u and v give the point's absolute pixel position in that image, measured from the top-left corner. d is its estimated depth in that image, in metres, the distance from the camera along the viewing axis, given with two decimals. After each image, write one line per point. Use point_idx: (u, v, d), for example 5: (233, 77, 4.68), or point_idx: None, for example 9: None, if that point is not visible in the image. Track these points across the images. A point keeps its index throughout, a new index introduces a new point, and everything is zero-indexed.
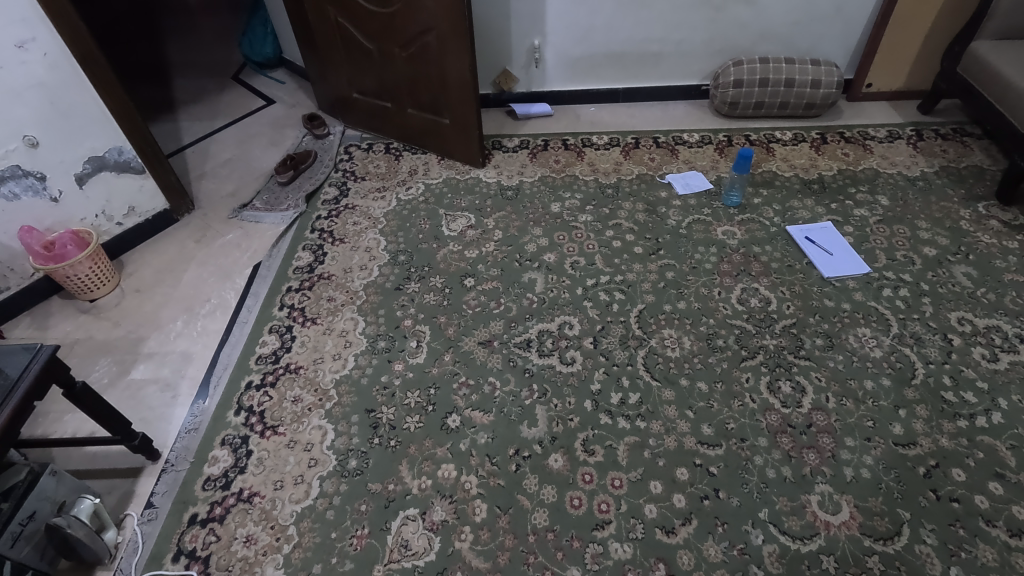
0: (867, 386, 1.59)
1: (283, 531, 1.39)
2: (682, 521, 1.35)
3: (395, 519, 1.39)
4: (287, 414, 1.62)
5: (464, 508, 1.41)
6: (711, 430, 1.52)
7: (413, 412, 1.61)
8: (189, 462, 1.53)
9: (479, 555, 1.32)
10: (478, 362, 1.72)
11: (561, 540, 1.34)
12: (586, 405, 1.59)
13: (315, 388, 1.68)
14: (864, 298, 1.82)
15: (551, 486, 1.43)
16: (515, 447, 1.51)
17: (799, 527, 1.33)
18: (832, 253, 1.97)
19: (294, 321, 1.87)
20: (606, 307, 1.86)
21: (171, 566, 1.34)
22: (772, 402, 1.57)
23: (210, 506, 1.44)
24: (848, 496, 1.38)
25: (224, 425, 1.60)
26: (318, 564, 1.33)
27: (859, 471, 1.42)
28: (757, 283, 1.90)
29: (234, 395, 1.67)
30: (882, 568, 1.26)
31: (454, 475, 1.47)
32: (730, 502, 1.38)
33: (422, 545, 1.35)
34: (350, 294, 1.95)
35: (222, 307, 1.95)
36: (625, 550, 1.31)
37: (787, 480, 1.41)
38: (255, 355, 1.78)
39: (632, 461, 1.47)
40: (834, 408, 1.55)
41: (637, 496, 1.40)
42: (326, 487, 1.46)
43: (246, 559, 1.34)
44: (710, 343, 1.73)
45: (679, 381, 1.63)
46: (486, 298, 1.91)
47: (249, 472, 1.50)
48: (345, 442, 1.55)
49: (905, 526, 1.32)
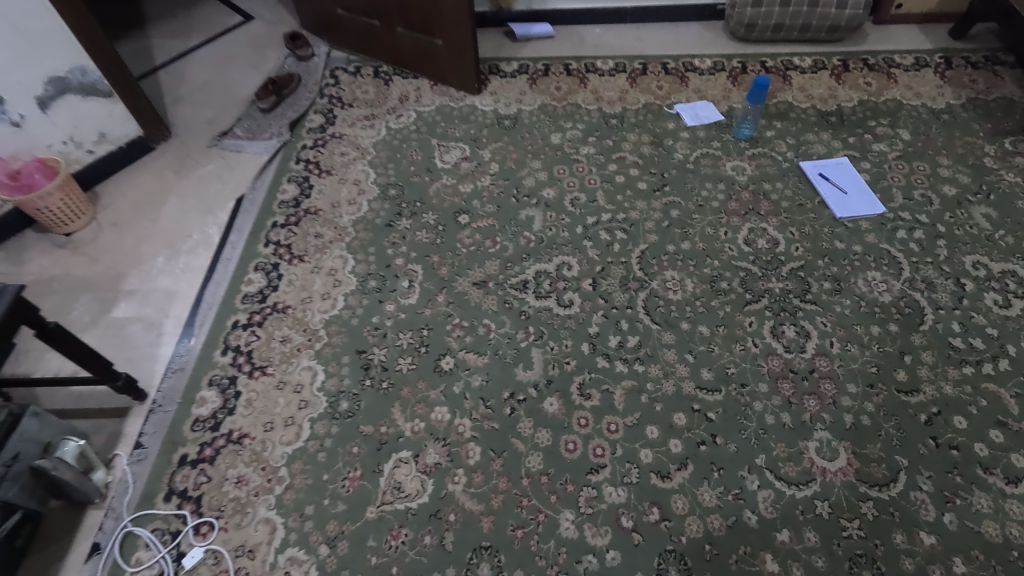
0: (874, 331, 1.54)
1: (275, 472, 1.37)
2: (678, 466, 1.34)
3: (388, 461, 1.37)
4: (276, 354, 1.58)
5: (457, 451, 1.39)
6: (710, 374, 1.48)
7: (405, 353, 1.56)
8: (177, 402, 1.49)
9: (473, 498, 1.31)
10: (471, 304, 1.66)
11: (555, 483, 1.33)
12: (584, 348, 1.55)
13: (304, 329, 1.62)
14: (877, 240, 1.74)
15: (546, 430, 1.41)
16: (510, 390, 1.48)
17: (796, 473, 1.32)
18: (847, 191, 1.86)
19: (280, 259, 1.79)
20: (606, 247, 1.78)
21: (163, 506, 1.33)
22: (775, 347, 1.53)
23: (200, 447, 1.41)
24: (847, 443, 1.36)
25: (211, 365, 1.56)
26: (311, 505, 1.32)
27: (859, 417, 1.40)
28: (766, 223, 1.81)
29: (220, 335, 1.62)
30: (876, 514, 1.26)
31: (448, 419, 1.44)
32: (727, 448, 1.36)
33: (416, 487, 1.34)
34: (339, 231, 1.86)
35: (204, 243, 1.85)
36: (620, 495, 1.30)
37: (786, 426, 1.39)
38: (241, 294, 1.70)
39: (629, 406, 1.44)
40: (838, 352, 1.51)
41: (634, 441, 1.38)
42: (318, 429, 1.43)
43: (238, 499, 1.33)
44: (713, 286, 1.66)
45: (680, 325, 1.58)
46: (481, 237, 1.82)
47: (238, 413, 1.47)
48: (336, 384, 1.51)
49: (902, 474, 1.31)
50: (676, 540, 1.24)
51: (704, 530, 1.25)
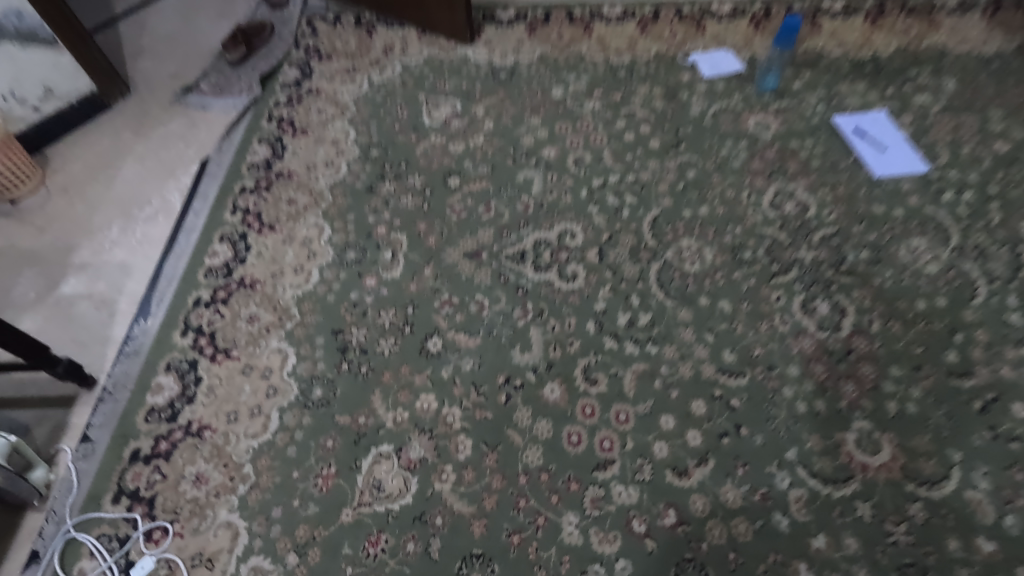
0: (919, 306, 1.36)
1: (238, 469, 1.20)
2: (697, 461, 1.17)
3: (367, 457, 1.21)
4: (242, 335, 1.40)
5: (446, 444, 1.22)
6: (733, 356, 1.30)
7: (387, 333, 1.38)
8: (129, 390, 1.32)
9: (463, 498, 1.15)
10: (462, 277, 1.47)
11: (557, 482, 1.16)
12: (589, 327, 1.37)
13: (274, 306, 1.44)
14: (921, 203, 1.54)
15: (546, 420, 1.24)
16: (506, 375, 1.31)
17: (833, 469, 1.15)
18: (885, 148, 1.65)
19: (249, 228, 1.59)
20: (614, 212, 1.58)
21: (110, 508, 1.17)
22: (806, 325, 1.34)
23: (155, 441, 1.24)
24: (890, 435, 1.19)
25: (169, 348, 1.38)
26: (278, 507, 1.16)
27: (904, 405, 1.22)
28: (793, 184, 1.60)
29: (180, 314, 1.43)
30: (926, 517, 1.09)
31: (435, 407, 1.27)
32: (753, 441, 1.19)
33: (398, 486, 1.17)
34: (314, 196, 1.66)
35: (165, 210, 1.65)
36: (631, 495, 1.14)
37: (820, 415, 1.22)
38: (204, 267, 1.52)
39: (641, 392, 1.26)
40: (878, 330, 1.32)
41: (646, 433, 1.21)
42: (288, 420, 1.26)
43: (196, 501, 1.17)
44: (736, 256, 1.47)
45: (698, 300, 1.39)
46: (473, 202, 1.62)
47: (199, 402, 1.30)
48: (309, 368, 1.34)
49: (956, 470, 1.14)
50: (695, 547, 1.08)
51: (727, 536, 1.09)
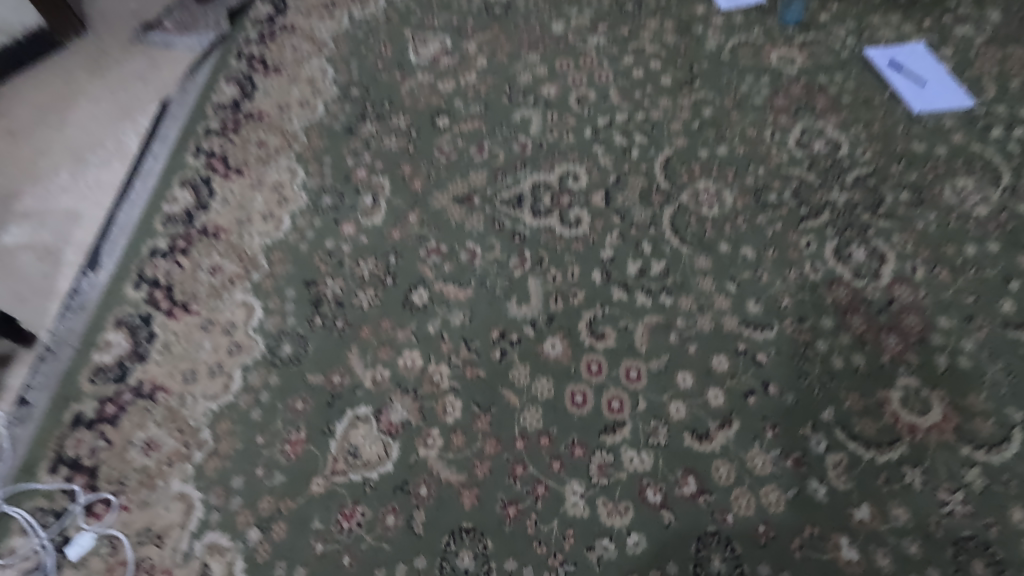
0: (968, 252, 1.20)
1: (195, 434, 1.05)
2: (719, 423, 1.02)
3: (342, 420, 1.05)
4: (203, 287, 1.23)
5: (432, 406, 1.07)
6: (759, 307, 1.15)
7: (366, 285, 1.22)
8: (74, 348, 1.16)
9: (451, 466, 1.00)
10: (451, 223, 1.31)
11: (559, 446, 1.01)
12: (595, 277, 1.21)
13: (240, 256, 1.28)
14: (965, 141, 1.37)
15: (547, 378, 1.09)
16: (500, 329, 1.15)
17: (875, 431, 1.00)
18: (924, 82, 1.48)
19: (213, 172, 1.42)
20: (622, 153, 1.41)
21: (47, 478, 1.02)
22: (841, 273, 1.18)
23: (100, 404, 1.09)
24: (940, 393, 1.04)
25: (120, 302, 1.22)
26: (240, 477, 1.00)
27: (955, 360, 1.07)
28: (822, 122, 1.43)
29: (134, 265, 1.27)
30: (985, 484, 0.95)
31: (420, 365, 1.11)
32: (783, 401, 1.04)
33: (377, 452, 1.02)
34: (287, 138, 1.49)
35: (121, 155, 1.48)
36: (644, 460, 0.99)
37: (859, 372, 1.06)
38: (162, 215, 1.35)
39: (654, 347, 1.11)
40: (922, 279, 1.17)
41: (660, 392, 1.06)
42: (252, 380, 1.11)
43: (146, 470, 1.02)
44: (759, 199, 1.31)
45: (717, 247, 1.23)
46: (464, 144, 1.45)
47: (152, 361, 1.14)
48: (278, 323, 1.18)
49: (1017, 431, 0.99)
50: (719, 519, 0.93)
51: (756, 506, 0.94)
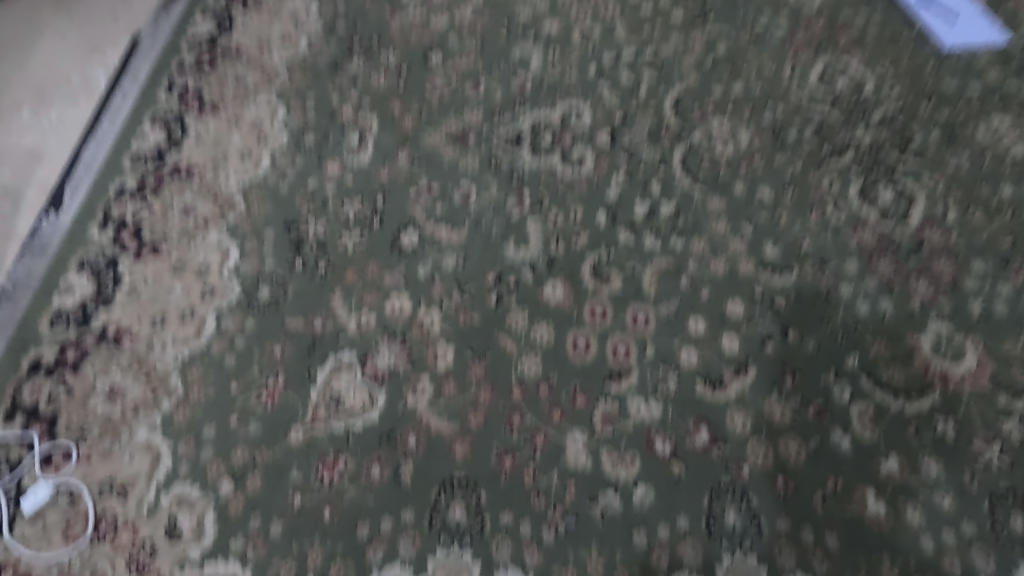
0: (1003, 193, 1.11)
1: (163, 381, 0.97)
2: (734, 370, 0.94)
3: (324, 366, 0.97)
4: (174, 228, 1.14)
5: (421, 352, 0.98)
6: (777, 250, 1.05)
7: (351, 226, 1.12)
8: (33, 290, 1.07)
9: (442, 414, 0.92)
10: (444, 162, 1.20)
11: (559, 394, 0.93)
12: (600, 217, 1.11)
13: (214, 196, 1.18)
14: (1000, 78, 1.27)
15: (546, 323, 1.00)
16: (496, 272, 1.05)
17: (904, 379, 0.92)
18: (956, 17, 1.36)
19: (186, 109, 1.31)
20: (629, 90, 1.30)
21: (2, 427, 0.93)
22: (866, 215, 1.09)
23: (61, 349, 1.00)
24: (974, 339, 0.95)
25: (83, 243, 1.12)
26: (212, 425, 0.92)
27: (990, 305, 0.98)
28: (847, 58, 1.32)
29: (99, 205, 1.17)
30: (1023, 434, 0.87)
31: (409, 310, 1.02)
32: (804, 346, 0.95)
33: (361, 400, 0.94)
34: (267, 73, 1.37)
35: (87, 91, 1.37)
36: (652, 409, 0.91)
37: (887, 317, 0.98)
38: (130, 153, 1.24)
39: (664, 291, 1.02)
40: (955, 221, 1.07)
41: (670, 337, 0.97)
42: (227, 324, 1.02)
43: (110, 418, 0.94)
44: (778, 137, 1.20)
45: (732, 187, 1.14)
46: (458, 80, 1.33)
47: (118, 304, 1.05)
48: (255, 266, 1.08)
49: None
50: (734, 470, 0.85)
51: (774, 457, 0.86)
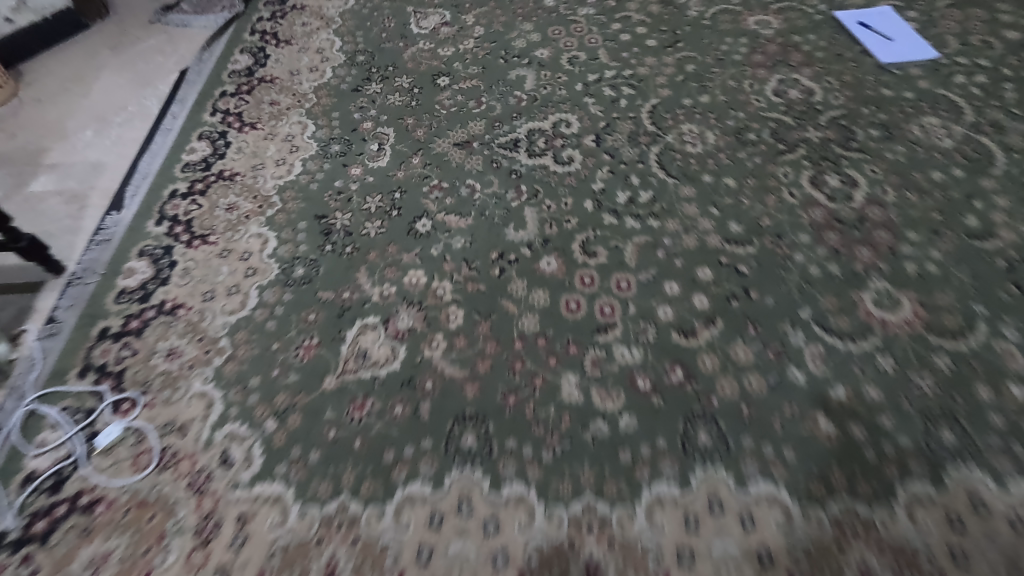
0: (935, 177, 1.27)
1: (214, 344, 1.12)
2: (704, 322, 1.09)
3: (352, 328, 1.12)
4: (220, 222, 1.31)
5: (435, 314, 1.14)
6: (740, 227, 1.22)
7: (373, 217, 1.29)
8: (100, 274, 1.23)
9: (454, 364, 1.07)
10: (452, 164, 1.39)
11: (555, 345, 1.08)
12: (587, 205, 1.28)
13: (254, 195, 1.35)
14: (931, 86, 1.47)
15: (543, 289, 1.16)
16: (498, 250, 1.22)
17: (850, 326, 1.07)
18: (892, 38, 1.59)
19: (228, 126, 1.51)
20: (611, 103, 1.50)
21: (77, 382, 1.08)
22: (816, 197, 1.26)
23: (126, 320, 1.16)
24: (910, 293, 1.10)
25: (142, 236, 1.29)
26: (256, 377, 1.07)
27: (923, 266, 1.14)
28: (798, 74, 1.53)
29: (156, 205, 1.35)
30: (952, 367, 1.01)
31: (424, 282, 1.18)
32: (764, 302, 1.11)
33: (385, 354, 1.09)
34: (298, 97, 1.58)
35: (141, 115, 1.57)
36: (634, 354, 1.06)
37: (835, 277, 1.13)
38: (181, 163, 1.43)
39: (643, 261, 1.18)
40: (893, 201, 1.24)
41: (649, 298, 1.13)
42: (267, 297, 1.17)
43: (168, 373, 1.09)
44: (740, 137, 1.39)
45: (701, 178, 1.31)
46: (463, 99, 1.54)
47: (173, 283, 1.21)
48: (290, 250, 1.25)
49: (982, 323, 1.05)
50: (705, 401, 1.00)
51: (739, 389, 1.01)
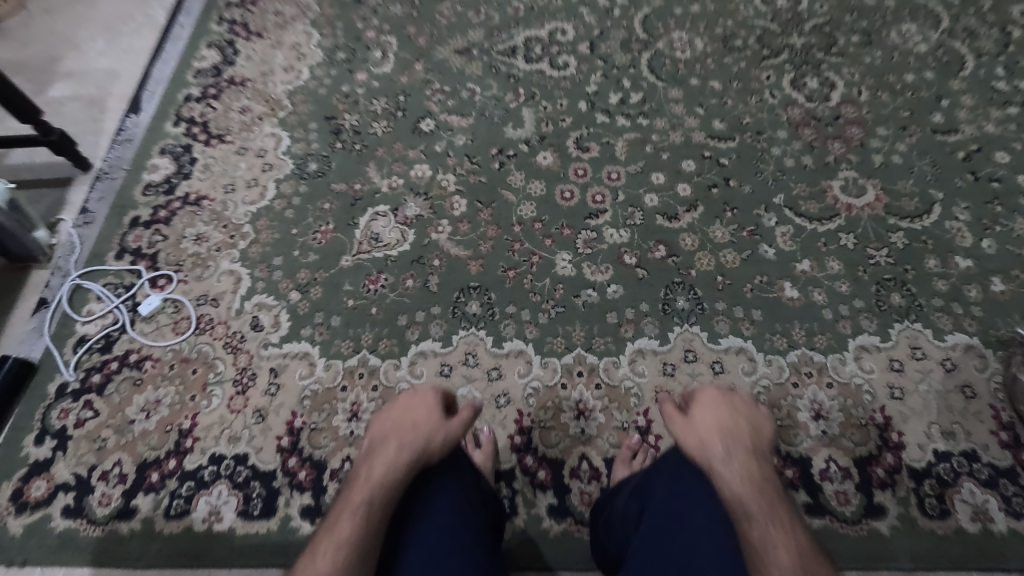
0: (907, 79, 1.35)
1: (238, 229, 1.22)
2: (687, 208, 1.19)
3: (364, 215, 1.22)
4: (235, 123, 1.38)
5: (440, 204, 1.23)
6: (723, 125, 1.31)
7: (380, 118, 1.37)
8: (125, 170, 1.31)
9: (459, 245, 1.18)
10: (453, 69, 1.45)
11: (550, 228, 1.18)
12: (581, 106, 1.36)
13: (266, 99, 1.41)
14: None
15: (539, 180, 1.25)
16: (498, 147, 1.31)
17: (818, 210, 1.18)
18: None
19: (234, 33, 1.54)
20: (606, 11, 1.54)
21: (114, 262, 1.19)
22: (795, 97, 1.34)
23: (154, 210, 1.25)
24: (875, 181, 1.21)
25: (162, 136, 1.36)
26: (280, 257, 1.18)
27: (889, 158, 1.24)
28: None
29: (171, 108, 1.41)
30: (907, 243, 1.13)
31: (430, 175, 1.27)
32: (741, 190, 1.21)
33: (395, 237, 1.19)
34: (302, 8, 1.59)
35: (149, 25, 1.60)
36: (622, 235, 1.17)
37: (808, 168, 1.23)
38: (193, 70, 1.47)
39: (632, 155, 1.27)
40: (866, 101, 1.32)
41: (637, 187, 1.23)
42: (284, 189, 1.27)
43: (198, 254, 1.19)
44: (727, 44, 1.45)
45: (689, 81, 1.39)
46: (462, 6, 1.56)
47: (195, 178, 1.30)
48: (303, 148, 1.33)
49: (937, 206, 1.17)
50: (684, 273, 1.12)
51: (715, 264, 1.12)
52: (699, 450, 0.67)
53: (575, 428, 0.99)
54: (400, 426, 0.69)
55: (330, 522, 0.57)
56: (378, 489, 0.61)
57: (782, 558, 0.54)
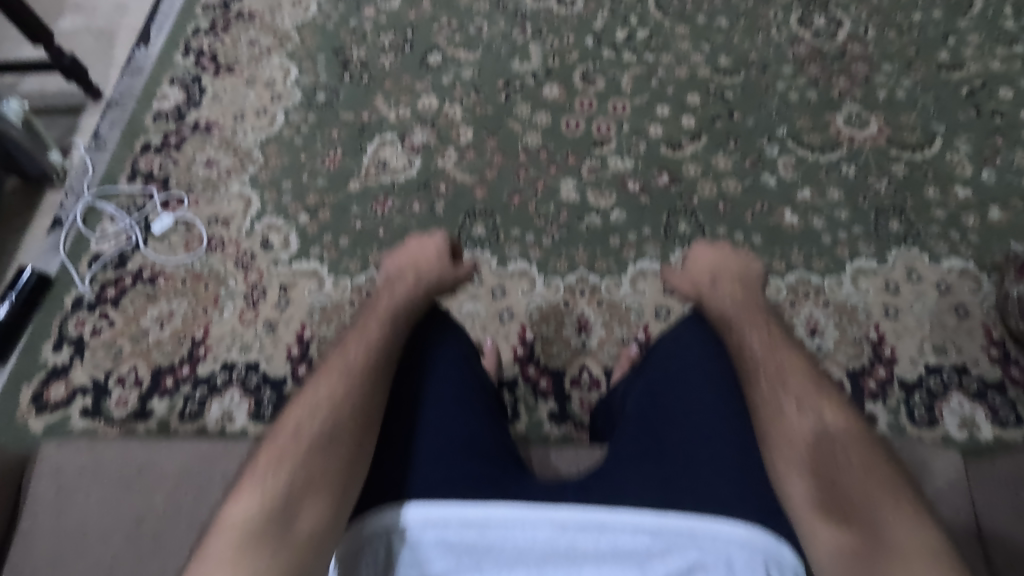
0: (915, 18, 1.34)
1: (248, 155, 1.24)
2: (690, 138, 1.21)
3: (372, 143, 1.24)
4: (244, 54, 1.37)
5: (447, 132, 1.25)
6: (728, 60, 1.31)
7: (387, 50, 1.37)
8: (135, 98, 1.32)
9: (465, 171, 1.19)
10: (460, 5, 1.42)
11: (555, 156, 1.20)
12: (588, 41, 1.36)
13: (273, 32, 1.40)
14: None
15: (545, 111, 1.26)
16: (505, 80, 1.31)
17: (820, 141, 1.19)
18: None
19: None
20: None
21: (127, 184, 1.21)
22: (802, 34, 1.33)
23: (164, 136, 1.26)
24: (878, 114, 1.22)
25: (171, 65, 1.36)
26: (289, 181, 1.20)
27: (893, 93, 1.24)
28: None
29: (181, 39, 1.39)
30: (907, 173, 1.14)
31: (436, 105, 1.29)
32: (745, 122, 1.22)
33: (402, 163, 1.21)
34: None
35: None
36: (626, 163, 1.18)
37: (811, 102, 1.24)
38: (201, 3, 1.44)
39: (638, 88, 1.28)
40: (873, 38, 1.32)
41: (641, 119, 1.24)
42: (293, 117, 1.28)
43: (209, 177, 1.21)
44: None
45: (696, 19, 1.37)
46: None
47: (204, 105, 1.30)
48: (312, 79, 1.33)
49: (938, 138, 1.18)
50: (686, 199, 1.14)
51: (717, 190, 1.14)
52: (693, 289, 0.78)
53: (576, 341, 1.03)
54: (418, 257, 0.78)
55: (372, 318, 0.70)
56: (402, 305, 0.71)
57: (758, 346, 0.67)
